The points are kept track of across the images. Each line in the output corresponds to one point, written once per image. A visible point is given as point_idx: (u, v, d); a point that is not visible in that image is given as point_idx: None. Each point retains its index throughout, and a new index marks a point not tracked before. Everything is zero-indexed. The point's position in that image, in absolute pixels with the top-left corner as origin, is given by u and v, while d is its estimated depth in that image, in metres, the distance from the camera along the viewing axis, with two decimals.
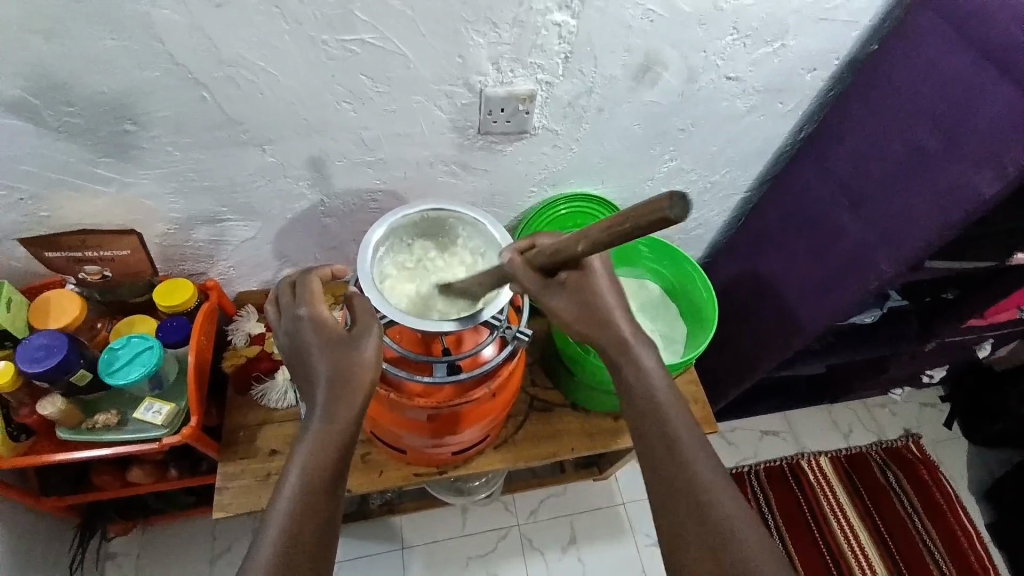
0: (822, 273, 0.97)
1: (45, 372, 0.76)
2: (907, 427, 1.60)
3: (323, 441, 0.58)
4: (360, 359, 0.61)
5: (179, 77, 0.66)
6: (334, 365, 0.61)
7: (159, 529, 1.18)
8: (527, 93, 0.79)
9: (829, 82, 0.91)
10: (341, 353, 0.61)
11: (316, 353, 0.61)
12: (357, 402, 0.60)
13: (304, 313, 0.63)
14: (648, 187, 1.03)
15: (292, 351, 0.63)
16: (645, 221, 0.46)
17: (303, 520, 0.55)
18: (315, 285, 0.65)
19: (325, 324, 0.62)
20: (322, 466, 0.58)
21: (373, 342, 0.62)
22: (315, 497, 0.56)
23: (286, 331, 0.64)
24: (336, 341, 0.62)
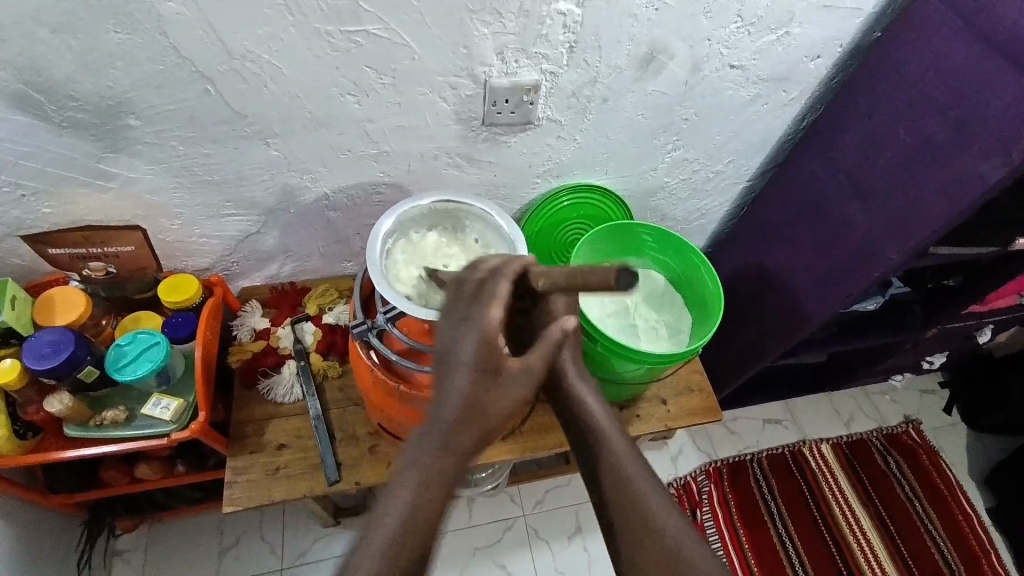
0: (824, 262, 0.98)
1: (53, 368, 0.75)
2: (906, 414, 1.61)
3: (432, 473, 0.52)
4: (508, 397, 0.52)
5: (183, 70, 0.65)
6: (481, 395, 0.52)
7: (166, 524, 1.18)
8: (532, 83, 0.79)
9: (833, 70, 0.92)
10: (489, 381, 0.52)
11: (457, 373, 0.52)
12: (471, 439, 0.52)
13: (474, 325, 0.52)
14: (652, 177, 1.03)
15: (437, 359, 0.54)
16: (597, 279, 0.49)
17: (398, 558, 0.50)
18: (474, 289, 0.54)
19: (492, 346, 0.52)
20: (420, 505, 0.51)
21: (525, 378, 0.53)
22: (410, 537, 0.51)
23: (449, 332, 0.53)
24: (494, 366, 0.52)
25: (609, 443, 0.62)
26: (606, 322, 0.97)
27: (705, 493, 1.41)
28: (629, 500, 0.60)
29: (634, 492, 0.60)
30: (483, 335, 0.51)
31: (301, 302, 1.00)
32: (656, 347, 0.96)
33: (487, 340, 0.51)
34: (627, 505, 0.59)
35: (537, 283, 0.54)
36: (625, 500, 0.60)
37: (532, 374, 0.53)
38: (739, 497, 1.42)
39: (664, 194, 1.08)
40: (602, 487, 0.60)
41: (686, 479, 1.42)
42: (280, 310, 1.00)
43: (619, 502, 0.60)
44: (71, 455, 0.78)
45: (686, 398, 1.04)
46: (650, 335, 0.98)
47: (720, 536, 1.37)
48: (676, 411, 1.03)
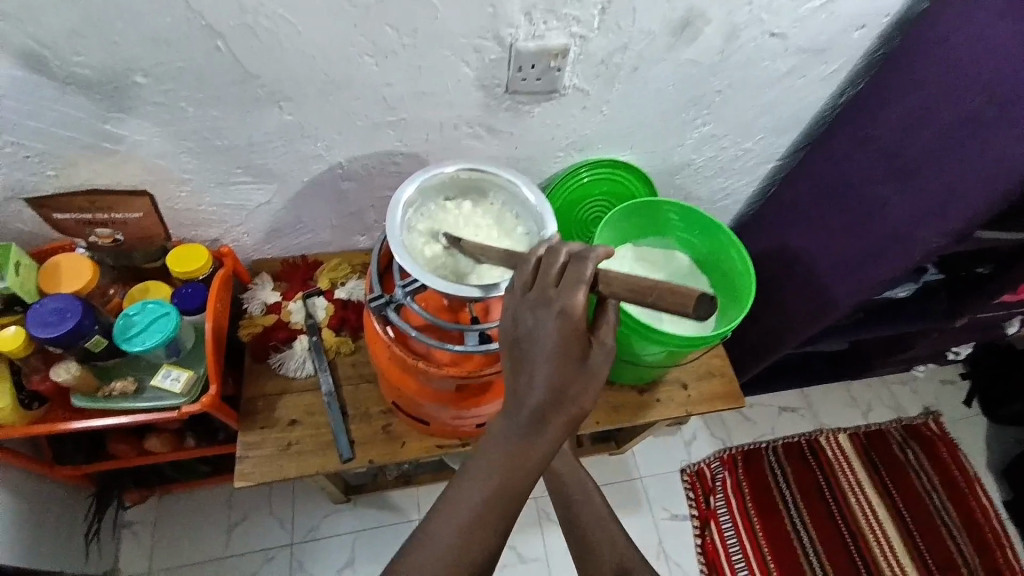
0: (855, 246, 0.93)
1: (58, 338, 0.73)
2: (925, 405, 1.57)
3: (507, 470, 0.49)
4: (590, 389, 0.48)
5: (193, 24, 0.61)
6: (563, 387, 0.47)
7: (176, 497, 1.17)
8: (560, 48, 0.74)
9: (875, 41, 0.87)
10: (572, 371, 0.47)
11: (540, 362, 0.47)
12: (545, 439, 0.48)
13: (556, 311, 0.47)
14: (678, 154, 0.99)
15: (512, 342, 0.49)
16: (671, 299, 0.43)
17: (469, 548, 0.48)
18: (555, 270, 0.50)
19: (574, 334, 0.47)
20: (492, 497, 0.49)
21: (606, 370, 0.49)
22: (482, 529, 0.49)
23: (525, 316, 0.49)
24: (576, 355, 0.48)
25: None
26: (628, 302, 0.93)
27: (719, 480, 1.39)
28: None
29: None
30: (566, 321, 0.47)
31: (313, 276, 0.98)
32: (681, 329, 0.92)
33: (568, 322, 0.47)
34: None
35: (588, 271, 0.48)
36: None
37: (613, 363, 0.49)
38: (754, 485, 1.40)
39: (690, 172, 1.04)
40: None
41: (699, 466, 1.40)
42: (291, 284, 0.97)
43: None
44: (79, 426, 0.76)
45: (707, 383, 1.01)
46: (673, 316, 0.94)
47: (733, 523, 1.35)
48: (696, 396, 1.00)
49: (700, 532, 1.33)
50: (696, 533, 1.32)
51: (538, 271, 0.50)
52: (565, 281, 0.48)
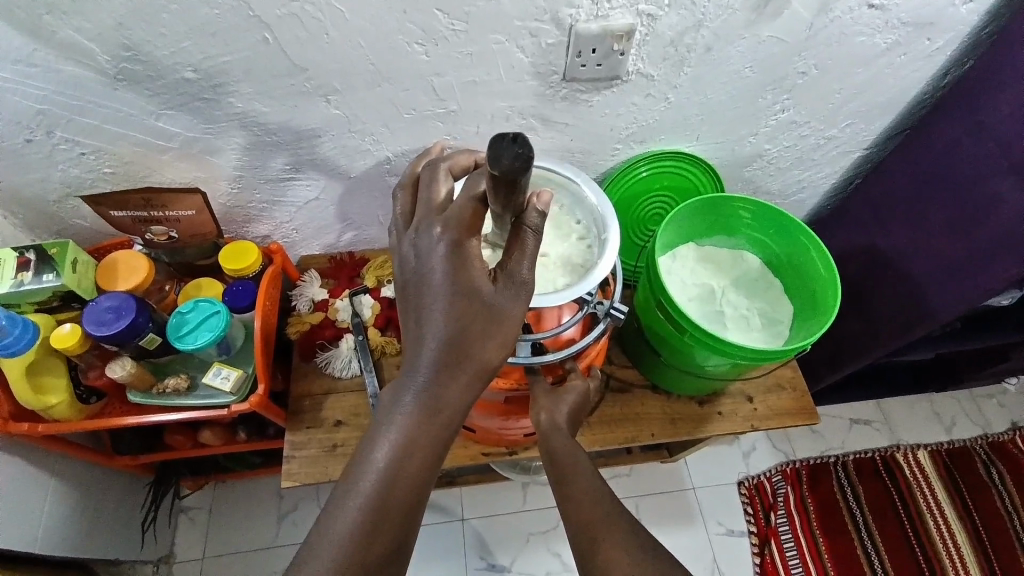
0: (958, 247, 0.82)
1: (114, 336, 0.73)
2: (1016, 420, 1.41)
3: (423, 422, 0.49)
4: (494, 327, 0.50)
5: (240, 15, 0.59)
6: (460, 323, 0.49)
7: (229, 486, 1.20)
8: (625, 29, 0.67)
9: (988, 16, 0.75)
10: (472, 311, 0.49)
11: (437, 300, 0.49)
12: (455, 384, 0.49)
13: (443, 235, 0.50)
14: (749, 145, 0.90)
15: (408, 278, 0.51)
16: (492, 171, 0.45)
17: (381, 514, 0.48)
18: (434, 202, 0.55)
19: (464, 260, 0.50)
20: (404, 458, 0.49)
21: (502, 298, 0.50)
22: (393, 493, 0.48)
23: (413, 253, 0.51)
24: (470, 291, 0.49)
25: (577, 455, 0.63)
26: (688, 308, 0.85)
27: (781, 496, 1.29)
28: (589, 492, 0.59)
29: (599, 486, 0.60)
30: (453, 242, 0.50)
31: (359, 273, 0.96)
32: (748, 339, 0.84)
33: (452, 254, 0.50)
34: (587, 496, 0.59)
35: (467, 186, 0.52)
36: (589, 494, 0.59)
37: (516, 297, 0.51)
38: (819, 501, 1.29)
39: (761, 163, 0.94)
40: (565, 481, 0.61)
41: (759, 479, 1.30)
42: (339, 281, 0.96)
43: (582, 495, 0.59)
44: (134, 421, 0.77)
45: (775, 397, 0.93)
46: (739, 324, 0.86)
47: (795, 540, 1.25)
48: (762, 411, 0.92)
49: (758, 549, 1.24)
50: (754, 551, 1.24)
51: (435, 204, 0.55)
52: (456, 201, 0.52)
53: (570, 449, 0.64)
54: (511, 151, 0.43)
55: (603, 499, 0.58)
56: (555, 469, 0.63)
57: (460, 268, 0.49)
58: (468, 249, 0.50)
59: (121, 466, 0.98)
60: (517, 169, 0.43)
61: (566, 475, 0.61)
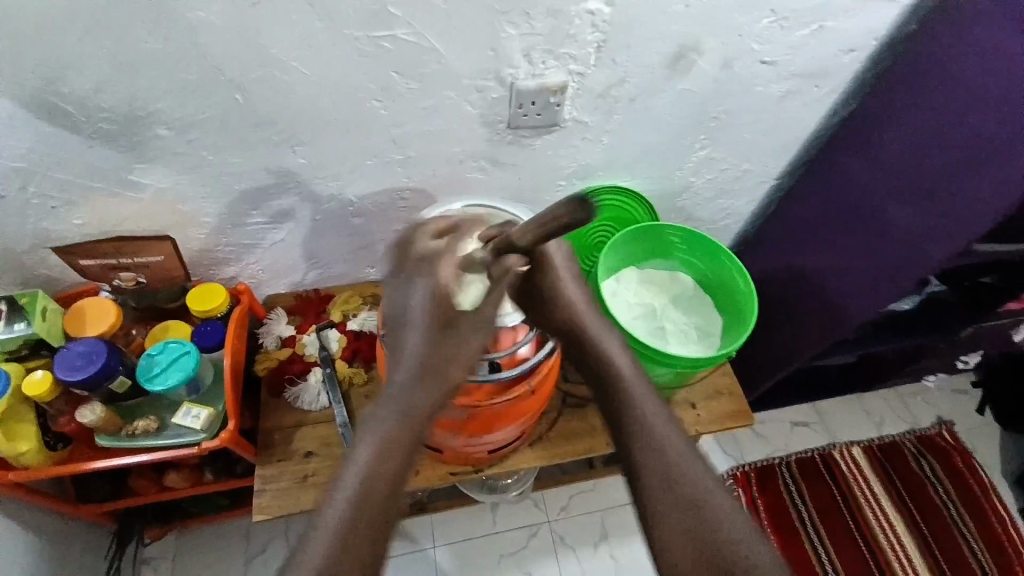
0: (859, 260, 0.94)
1: (86, 379, 0.76)
2: (940, 415, 1.54)
3: (402, 424, 0.56)
4: (455, 349, 0.60)
5: (213, 79, 0.65)
6: (430, 348, 0.59)
7: (194, 531, 1.18)
8: (559, 84, 0.77)
9: (863, 67, 0.88)
10: (443, 334, 0.60)
11: (418, 326, 0.60)
12: (430, 393, 0.58)
13: (422, 280, 0.61)
14: (678, 177, 1.01)
15: (394, 317, 0.62)
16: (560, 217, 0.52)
17: (355, 526, 0.51)
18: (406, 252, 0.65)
19: (438, 295, 0.60)
20: (382, 471, 0.54)
21: (472, 327, 0.60)
22: (369, 505, 0.52)
23: (396, 294, 0.62)
24: (443, 317, 0.60)
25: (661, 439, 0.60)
26: (635, 325, 0.95)
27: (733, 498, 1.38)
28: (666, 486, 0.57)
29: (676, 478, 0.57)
30: (430, 283, 0.60)
31: (325, 309, 1.01)
32: (687, 350, 0.94)
33: (428, 292, 0.60)
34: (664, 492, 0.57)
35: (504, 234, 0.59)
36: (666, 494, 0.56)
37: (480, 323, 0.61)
38: (767, 500, 1.39)
39: (690, 194, 1.06)
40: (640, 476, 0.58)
41: None
42: (306, 317, 1.00)
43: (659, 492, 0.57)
44: (101, 465, 0.78)
45: (716, 403, 1.02)
46: (680, 338, 0.96)
47: None
48: (705, 415, 1.01)
49: None
50: None
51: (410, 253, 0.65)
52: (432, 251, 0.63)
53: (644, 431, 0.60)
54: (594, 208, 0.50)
55: (678, 498, 0.56)
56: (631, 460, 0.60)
57: (435, 301, 0.60)
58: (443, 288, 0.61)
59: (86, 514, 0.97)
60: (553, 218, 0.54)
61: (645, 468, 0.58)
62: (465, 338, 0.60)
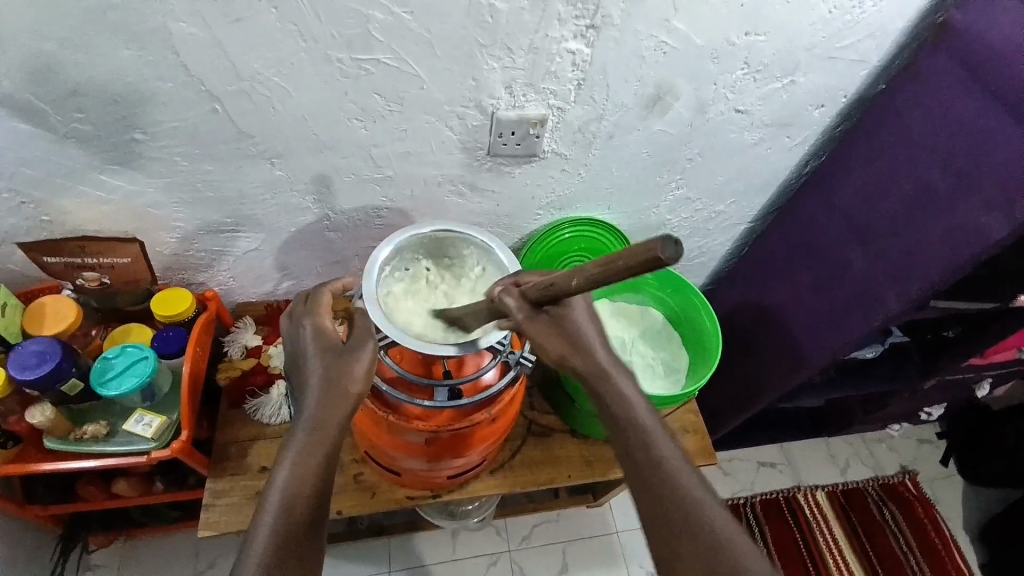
0: (825, 306, 0.95)
1: (36, 381, 0.75)
2: (903, 463, 1.55)
3: (308, 448, 0.58)
4: (350, 368, 0.62)
5: (192, 89, 0.65)
6: (326, 373, 0.62)
7: (142, 542, 1.14)
8: (539, 117, 0.79)
9: (836, 119, 0.91)
10: (334, 360, 0.63)
11: (312, 356, 0.64)
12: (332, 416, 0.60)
13: (309, 323, 0.66)
14: (654, 215, 1.03)
15: (291, 359, 0.66)
16: (640, 254, 0.45)
17: (283, 549, 0.52)
18: (303, 302, 0.70)
19: (325, 332, 0.65)
20: (300, 495, 0.55)
21: (362, 350, 0.64)
22: (294, 529, 0.53)
23: (289, 340, 0.67)
24: (331, 347, 0.64)
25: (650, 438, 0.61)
26: None
27: None
28: (683, 520, 0.56)
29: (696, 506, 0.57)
30: (315, 323, 0.66)
31: None
32: (652, 385, 0.95)
33: (319, 332, 0.65)
34: (681, 526, 0.55)
35: (569, 283, 0.53)
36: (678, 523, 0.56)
37: (367, 346, 0.64)
38: None
39: (665, 231, 1.08)
40: (655, 507, 0.57)
41: None
42: (274, 328, 1.00)
43: (676, 525, 0.56)
44: (48, 468, 0.77)
45: (679, 439, 1.02)
46: (646, 373, 0.97)
47: None
48: None
49: None
50: None
51: (301, 304, 0.70)
52: (318, 299, 0.69)
53: (649, 460, 0.59)
54: (676, 248, 0.44)
55: (694, 528, 0.55)
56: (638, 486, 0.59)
57: (325, 336, 0.65)
58: (326, 329, 0.66)
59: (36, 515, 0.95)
60: (570, 282, 0.53)
61: (661, 503, 0.57)
62: (357, 362, 0.63)
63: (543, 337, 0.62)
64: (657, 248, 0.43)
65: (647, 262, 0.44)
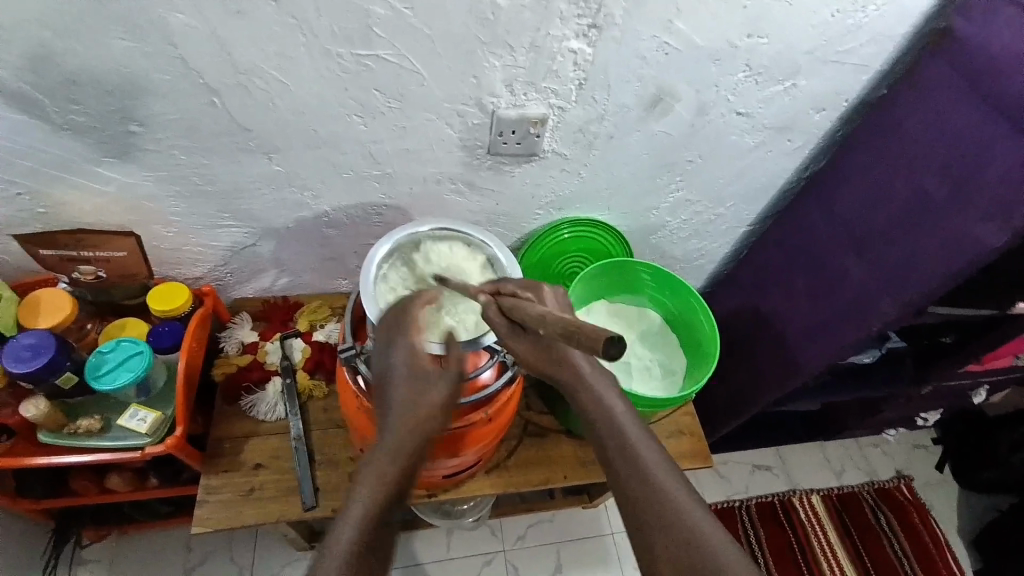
0: (821, 312, 0.95)
1: (31, 373, 0.74)
2: (898, 468, 1.55)
3: (389, 465, 0.55)
4: (431, 394, 0.60)
5: (190, 82, 0.65)
6: (413, 395, 0.60)
7: (135, 537, 1.14)
8: (538, 117, 0.79)
9: (836, 123, 0.91)
10: (420, 383, 0.61)
11: (400, 376, 0.61)
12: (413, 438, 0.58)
13: (404, 342, 0.63)
14: (653, 216, 1.03)
15: (379, 374, 0.63)
16: (586, 346, 0.44)
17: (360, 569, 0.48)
18: (394, 317, 0.66)
19: (418, 352, 0.63)
20: (377, 516, 0.52)
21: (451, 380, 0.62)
22: (374, 553, 0.50)
23: (379, 354, 0.64)
24: (422, 371, 0.62)
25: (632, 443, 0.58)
26: None
27: None
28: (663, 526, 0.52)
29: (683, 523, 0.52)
30: (410, 344, 0.63)
31: (291, 317, 1.00)
32: (649, 387, 0.95)
33: (412, 352, 0.63)
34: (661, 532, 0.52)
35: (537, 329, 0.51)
36: (663, 536, 0.52)
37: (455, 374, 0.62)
38: None
39: (664, 233, 1.08)
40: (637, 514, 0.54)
41: None
42: (271, 323, 0.99)
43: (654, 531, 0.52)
44: (42, 462, 0.77)
45: (676, 441, 1.02)
46: (643, 374, 0.97)
47: None
48: None
49: None
50: None
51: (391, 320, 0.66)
52: (412, 316, 0.65)
53: (631, 465, 0.56)
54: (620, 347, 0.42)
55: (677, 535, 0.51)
56: (624, 499, 0.55)
57: (418, 358, 0.62)
58: (420, 351, 0.63)
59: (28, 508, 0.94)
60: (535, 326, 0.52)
61: (639, 509, 0.54)
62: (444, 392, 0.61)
63: (522, 352, 0.59)
64: (602, 346, 0.42)
65: (592, 358, 0.44)
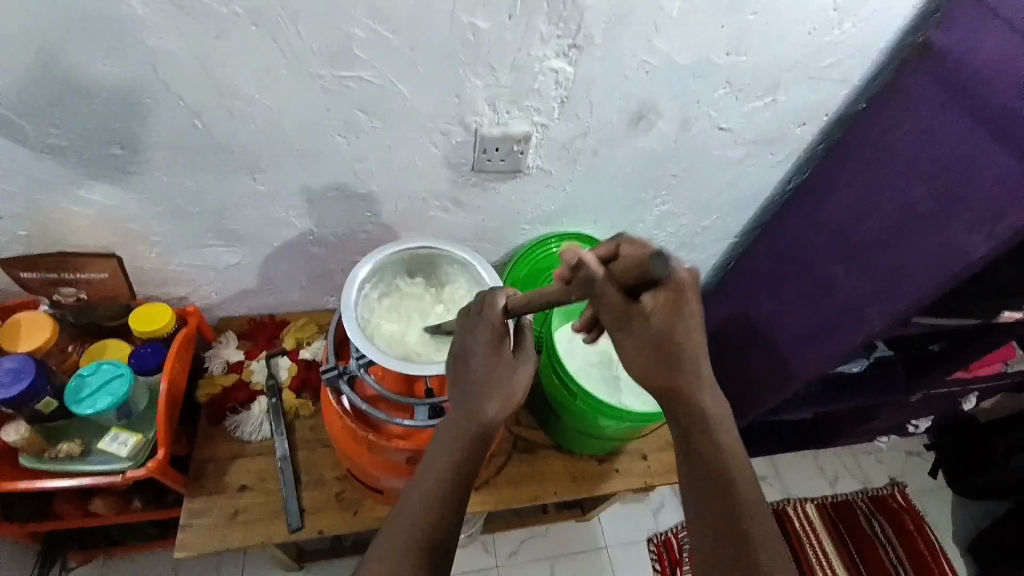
0: (807, 322, 0.95)
1: (10, 399, 0.73)
2: (892, 476, 1.55)
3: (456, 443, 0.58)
4: (511, 381, 0.61)
5: (172, 105, 0.65)
6: (489, 377, 0.60)
7: (119, 560, 1.12)
8: (523, 134, 0.79)
9: (818, 136, 0.92)
10: (502, 369, 0.61)
11: (480, 359, 0.61)
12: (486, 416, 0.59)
13: (487, 326, 0.61)
14: (641, 229, 1.03)
15: (456, 354, 0.62)
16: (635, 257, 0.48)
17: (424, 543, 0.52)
18: (477, 304, 0.63)
19: (499, 342, 0.61)
20: (451, 504, 0.55)
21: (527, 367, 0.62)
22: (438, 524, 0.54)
23: (458, 336, 0.63)
24: (502, 357, 0.61)
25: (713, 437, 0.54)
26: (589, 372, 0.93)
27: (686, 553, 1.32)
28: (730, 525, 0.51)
29: (751, 553, 0.50)
30: (495, 330, 0.61)
31: (279, 335, 0.98)
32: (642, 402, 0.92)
33: (495, 339, 0.61)
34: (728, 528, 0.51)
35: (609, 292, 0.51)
36: (731, 533, 0.51)
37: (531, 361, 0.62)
38: None
39: None
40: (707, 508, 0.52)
41: (666, 536, 1.34)
42: (257, 342, 0.98)
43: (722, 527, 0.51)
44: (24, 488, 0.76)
45: (667, 454, 1.02)
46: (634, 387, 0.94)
47: None
48: (655, 467, 1.00)
49: None
50: None
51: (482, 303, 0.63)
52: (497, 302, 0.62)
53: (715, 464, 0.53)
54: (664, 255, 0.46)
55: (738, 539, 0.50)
56: (695, 485, 0.54)
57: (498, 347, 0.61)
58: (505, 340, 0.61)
59: (9, 534, 0.93)
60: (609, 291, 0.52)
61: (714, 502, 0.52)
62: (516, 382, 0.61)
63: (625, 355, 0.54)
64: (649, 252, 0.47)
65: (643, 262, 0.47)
